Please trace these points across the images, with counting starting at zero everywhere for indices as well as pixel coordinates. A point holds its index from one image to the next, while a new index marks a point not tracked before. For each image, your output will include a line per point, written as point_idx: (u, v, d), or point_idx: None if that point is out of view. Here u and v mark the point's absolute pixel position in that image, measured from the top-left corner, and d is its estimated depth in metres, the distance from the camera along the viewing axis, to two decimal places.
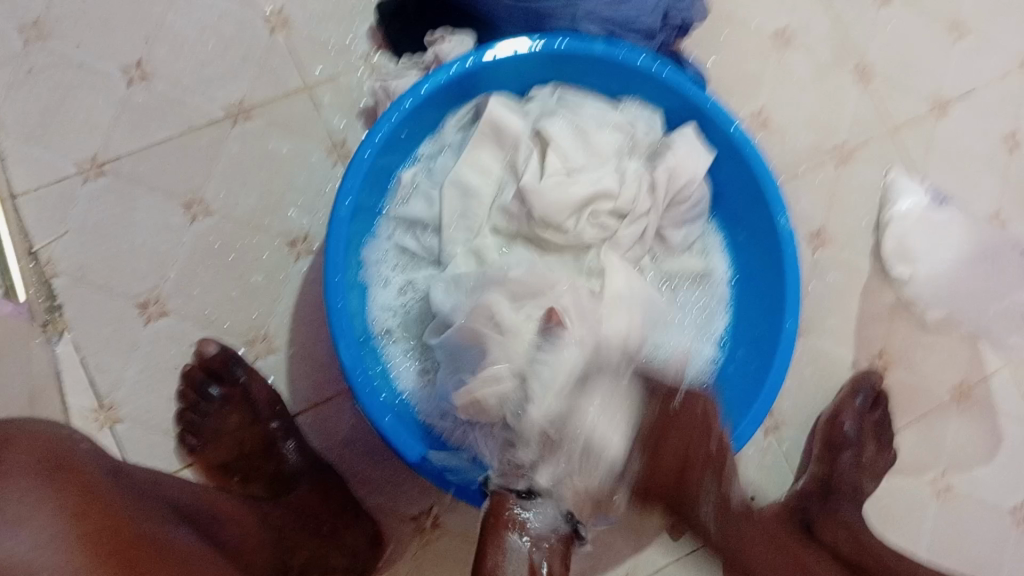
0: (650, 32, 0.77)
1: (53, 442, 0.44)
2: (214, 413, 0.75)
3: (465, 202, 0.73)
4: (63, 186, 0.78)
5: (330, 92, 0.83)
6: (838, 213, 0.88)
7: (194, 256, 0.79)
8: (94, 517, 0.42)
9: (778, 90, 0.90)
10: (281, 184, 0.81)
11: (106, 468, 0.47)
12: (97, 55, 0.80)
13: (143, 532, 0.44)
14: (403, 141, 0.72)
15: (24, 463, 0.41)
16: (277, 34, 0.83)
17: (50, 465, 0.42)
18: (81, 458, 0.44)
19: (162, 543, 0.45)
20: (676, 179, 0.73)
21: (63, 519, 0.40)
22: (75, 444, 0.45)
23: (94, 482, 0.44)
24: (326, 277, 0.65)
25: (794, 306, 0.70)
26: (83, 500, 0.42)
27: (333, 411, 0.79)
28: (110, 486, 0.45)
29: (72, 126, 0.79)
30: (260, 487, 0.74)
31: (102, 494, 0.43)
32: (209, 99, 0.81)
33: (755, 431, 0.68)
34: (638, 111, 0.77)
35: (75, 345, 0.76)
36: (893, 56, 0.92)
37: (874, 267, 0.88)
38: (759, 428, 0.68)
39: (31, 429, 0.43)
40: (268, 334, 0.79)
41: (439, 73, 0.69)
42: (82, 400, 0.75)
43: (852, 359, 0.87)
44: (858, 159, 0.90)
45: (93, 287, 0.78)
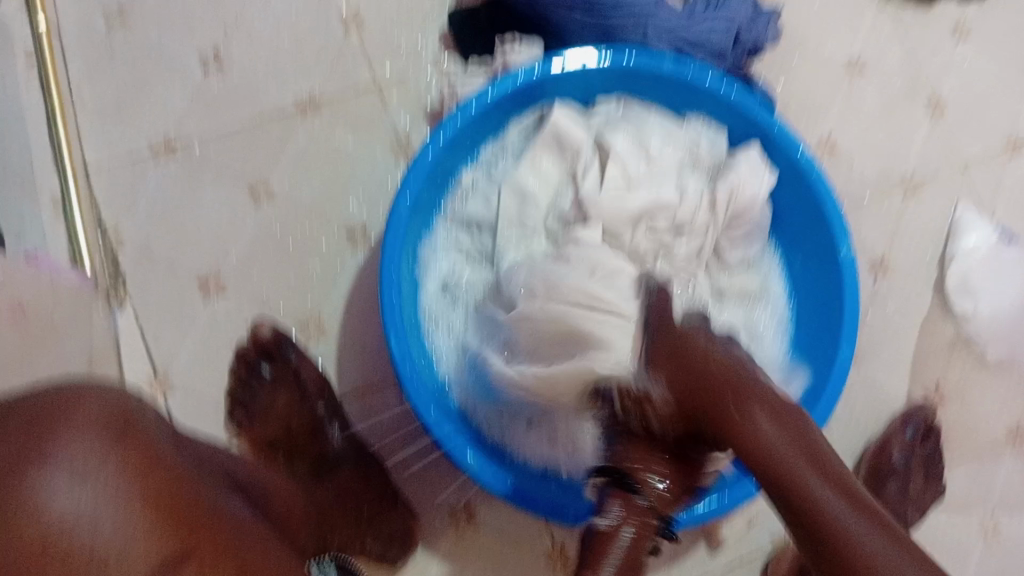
0: (721, 53, 0.77)
1: (122, 404, 0.42)
2: (263, 391, 0.77)
3: (525, 206, 0.73)
4: (136, 165, 0.81)
5: (398, 90, 0.84)
6: (900, 242, 0.87)
7: (255, 241, 0.81)
8: (159, 482, 0.40)
9: (846, 115, 0.89)
10: (343, 175, 0.82)
11: (165, 434, 0.46)
12: (175, 39, 0.82)
13: (201, 499, 0.42)
14: (467, 143, 0.73)
15: (93, 420, 0.39)
16: (351, 31, 0.84)
17: (120, 426, 0.40)
18: (143, 421, 0.43)
19: (219, 512, 0.44)
20: (737, 199, 0.72)
21: (129, 479, 0.39)
22: (139, 409, 0.44)
23: (159, 449, 0.42)
24: (381, 270, 0.66)
25: (850, 335, 0.69)
26: (147, 461, 0.40)
27: (377, 399, 0.79)
28: (173, 454, 0.44)
29: (148, 107, 0.82)
30: (305, 466, 0.74)
31: (167, 460, 0.42)
32: (280, 89, 0.83)
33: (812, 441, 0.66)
34: (702, 127, 0.76)
35: (136, 319, 0.79)
36: (969, 88, 0.90)
37: (935, 300, 0.86)
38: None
39: (99, 386, 0.42)
40: (321, 322, 0.80)
41: (506, 79, 0.70)
42: (138, 372, 0.78)
43: (905, 392, 0.85)
44: (924, 189, 0.88)
45: (156, 264, 0.80)
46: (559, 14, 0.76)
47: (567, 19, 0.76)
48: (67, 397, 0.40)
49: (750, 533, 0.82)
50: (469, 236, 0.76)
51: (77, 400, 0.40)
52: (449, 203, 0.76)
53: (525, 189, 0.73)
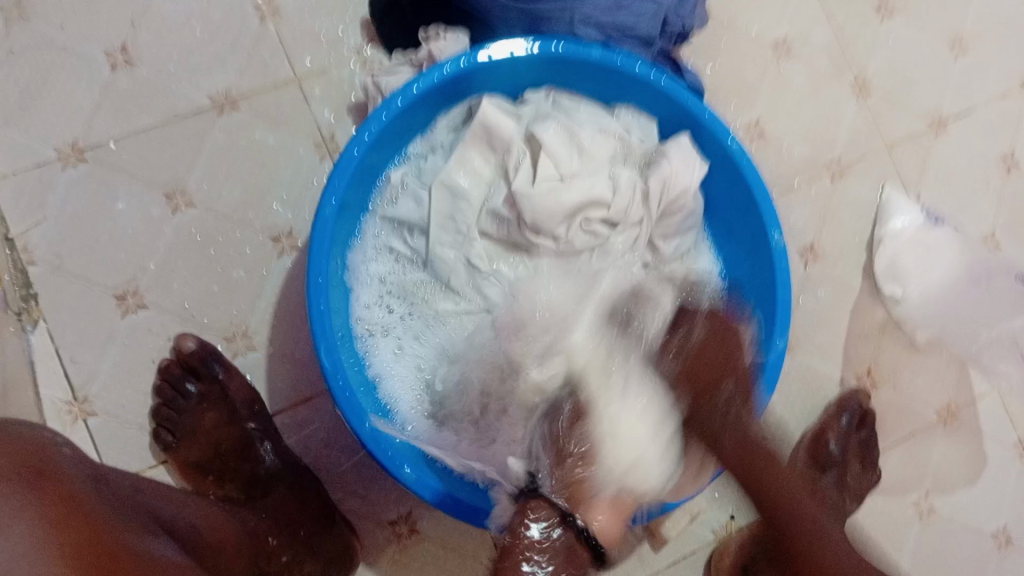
0: (648, 40, 0.76)
1: (35, 449, 0.41)
2: (191, 411, 0.74)
3: (456, 205, 0.71)
4: (42, 172, 0.76)
5: (318, 84, 0.81)
6: (830, 228, 0.87)
7: (174, 249, 0.77)
8: (80, 531, 0.39)
9: (776, 102, 0.89)
10: (265, 177, 0.79)
11: (82, 480, 0.45)
12: (80, 37, 0.77)
13: (123, 548, 0.41)
14: (394, 138, 0.70)
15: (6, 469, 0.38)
16: (267, 22, 0.80)
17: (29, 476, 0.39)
18: (61, 471, 0.42)
19: (138, 560, 0.42)
20: (669, 191, 0.72)
21: (46, 528, 0.37)
22: (54, 455, 0.43)
23: (75, 496, 0.41)
24: (308, 277, 0.63)
25: (783, 327, 0.68)
26: (61, 512, 0.39)
27: (309, 413, 0.77)
28: (89, 498, 0.43)
29: (51, 108, 0.77)
30: (234, 488, 0.73)
31: (82, 506, 0.41)
32: (194, 87, 0.79)
33: None
34: (633, 120, 0.76)
35: (50, 336, 0.75)
36: (893, 71, 0.91)
37: (865, 283, 0.87)
38: None
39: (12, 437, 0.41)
40: (248, 328, 0.77)
41: (431, 71, 0.67)
42: (53, 392, 0.74)
43: (841, 376, 0.86)
44: (853, 174, 0.89)
45: (69, 276, 0.76)
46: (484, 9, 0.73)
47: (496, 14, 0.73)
48: None
49: (692, 524, 0.82)
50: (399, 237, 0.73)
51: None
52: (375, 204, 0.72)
53: (455, 188, 0.71)
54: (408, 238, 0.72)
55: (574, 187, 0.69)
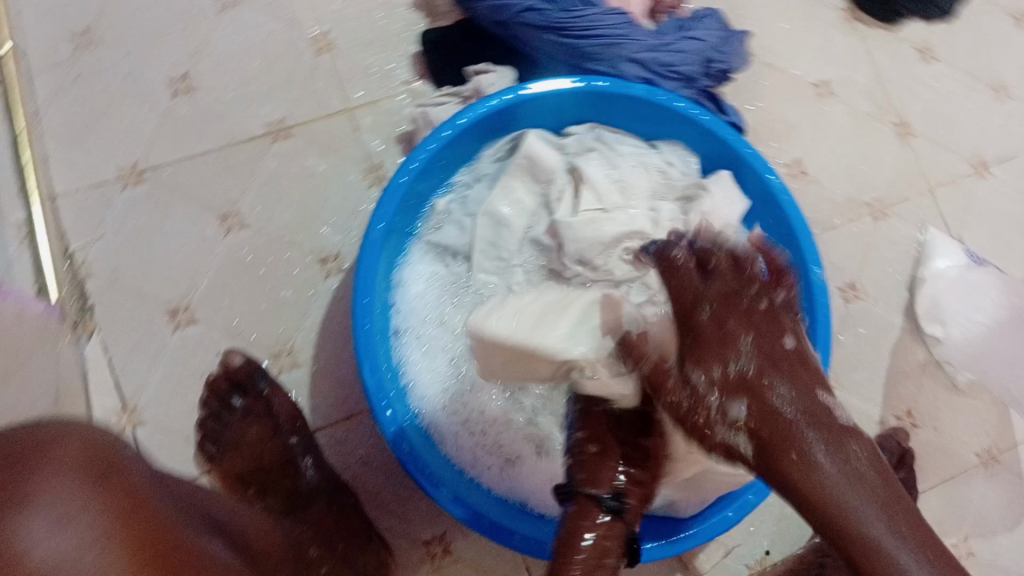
0: (690, 78, 0.77)
1: (101, 446, 0.41)
2: (235, 423, 0.75)
3: (498, 233, 0.73)
4: (103, 191, 0.80)
5: (372, 116, 0.83)
6: (870, 268, 0.88)
7: (224, 267, 0.80)
8: (137, 527, 0.39)
9: (815, 143, 0.90)
10: (315, 201, 0.81)
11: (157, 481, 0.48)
12: (144, 67, 0.83)
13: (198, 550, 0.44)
14: (440, 168, 0.73)
15: (71, 462, 0.38)
16: (323, 56, 0.85)
17: (99, 468, 0.39)
18: (124, 467, 0.42)
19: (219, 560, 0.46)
20: (710, 225, 0.73)
21: (107, 518, 0.37)
22: (120, 453, 0.43)
23: (138, 492, 0.41)
24: (355, 299, 0.65)
25: (823, 362, 0.67)
26: (131, 502, 0.40)
27: (352, 429, 0.78)
28: (159, 497, 0.44)
29: (113, 131, 0.82)
30: (276, 501, 0.72)
31: (147, 503, 0.41)
32: (251, 115, 0.83)
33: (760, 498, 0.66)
34: (673, 154, 0.77)
35: (103, 349, 0.77)
36: (932, 115, 0.93)
37: (905, 323, 0.87)
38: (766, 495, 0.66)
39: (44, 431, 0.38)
40: (292, 348, 0.79)
41: (478, 104, 0.70)
42: (102, 404, 0.75)
43: (880, 415, 0.85)
44: (894, 214, 0.89)
45: (124, 290, 0.78)
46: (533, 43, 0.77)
47: (543, 47, 0.76)
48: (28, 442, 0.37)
49: (727, 561, 0.81)
50: (440, 262, 0.75)
51: (54, 439, 0.39)
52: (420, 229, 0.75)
53: (498, 215, 0.73)
54: (451, 263, 0.75)
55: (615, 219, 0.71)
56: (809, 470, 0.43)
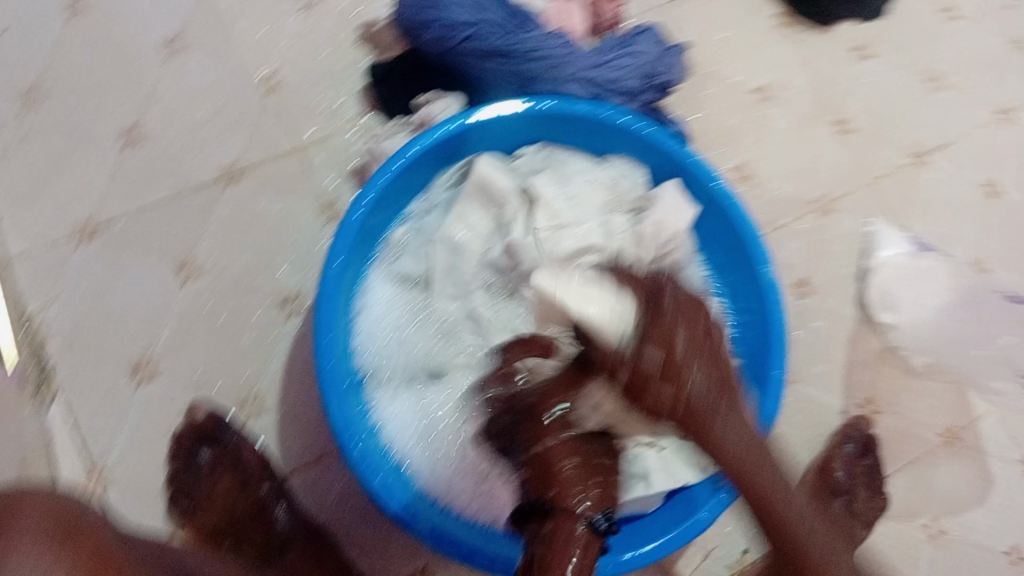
0: (632, 93, 0.79)
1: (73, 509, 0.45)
2: (204, 479, 0.76)
3: (456, 258, 0.74)
4: (57, 251, 0.80)
5: (324, 153, 0.83)
6: (819, 264, 0.90)
7: (184, 318, 0.79)
8: None
9: (761, 145, 0.92)
10: (272, 242, 0.81)
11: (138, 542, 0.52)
12: (92, 122, 0.83)
13: None
14: (392, 201, 0.73)
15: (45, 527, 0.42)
16: (270, 96, 0.84)
17: (61, 533, 0.43)
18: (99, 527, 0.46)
19: None
20: (659, 235, 0.75)
21: None
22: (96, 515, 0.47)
23: (105, 553, 0.44)
24: (317, 337, 0.65)
25: (779, 360, 0.69)
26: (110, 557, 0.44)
27: (324, 471, 0.78)
28: (124, 555, 0.47)
29: (64, 189, 0.81)
30: (251, 553, 0.74)
31: (116, 565, 0.44)
32: (202, 163, 0.82)
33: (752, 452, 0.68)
34: (622, 168, 0.78)
35: (68, 408, 0.77)
36: (873, 110, 0.95)
37: (857, 313, 0.89)
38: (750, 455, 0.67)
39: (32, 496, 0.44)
40: (259, 392, 0.79)
41: (424, 135, 0.71)
42: (70, 464, 0.75)
43: (842, 404, 0.87)
44: (838, 211, 0.92)
45: (84, 349, 0.78)
46: (475, 70, 0.77)
47: (485, 75, 0.77)
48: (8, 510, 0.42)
49: (707, 562, 0.83)
50: (403, 291, 0.75)
51: (16, 508, 0.42)
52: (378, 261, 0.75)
53: (454, 241, 0.73)
54: (412, 292, 0.75)
55: (567, 237, 0.73)
56: (727, 441, 0.56)
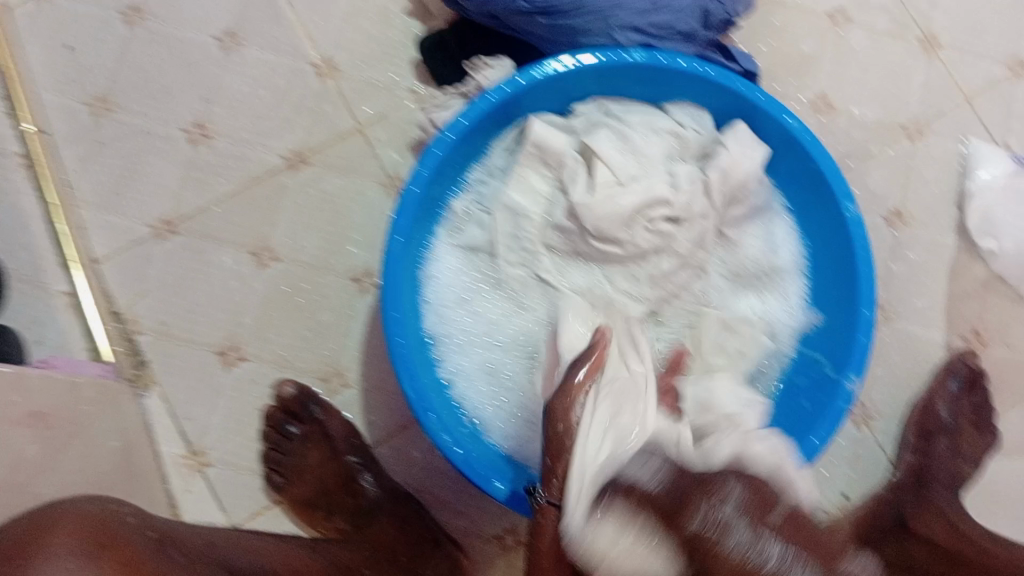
0: (690, 35, 0.75)
1: (103, 519, 0.46)
2: (295, 451, 0.76)
3: (517, 224, 0.73)
4: (140, 248, 0.79)
5: (382, 129, 0.81)
6: (914, 191, 0.84)
7: (267, 303, 0.79)
8: (114, 557, 0.44)
9: (840, 73, 0.86)
10: (338, 224, 0.80)
11: (156, 534, 0.49)
12: (158, 119, 0.81)
13: (195, 549, 0.52)
14: (451, 170, 0.73)
15: (71, 540, 0.43)
16: (326, 79, 0.82)
17: (97, 544, 0.44)
18: (127, 534, 0.46)
19: (191, 542, 0.53)
20: (730, 180, 0.71)
21: (83, 552, 0.43)
22: (121, 513, 0.48)
23: (138, 560, 0.45)
24: (385, 313, 0.65)
25: (869, 297, 0.67)
26: (120, 565, 0.43)
27: (408, 440, 0.78)
28: (158, 569, 0.46)
29: (141, 191, 0.80)
30: (344, 519, 0.74)
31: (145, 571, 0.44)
32: (266, 150, 0.81)
33: (843, 420, 0.65)
34: (685, 113, 0.76)
35: (168, 391, 0.78)
36: (961, 20, 0.86)
37: (959, 241, 0.83)
38: (840, 425, 0.65)
39: (84, 509, 0.46)
40: (344, 367, 0.78)
41: (479, 102, 0.69)
42: (175, 442, 0.77)
43: (945, 341, 0.82)
44: (930, 131, 0.85)
45: (175, 339, 0.78)
46: (519, 21, 0.73)
47: (530, 28, 0.74)
48: (55, 518, 0.44)
49: None
50: (471, 262, 0.75)
51: (53, 526, 0.43)
52: (444, 234, 0.75)
53: (515, 208, 0.73)
54: (480, 263, 0.75)
55: (633, 190, 0.70)
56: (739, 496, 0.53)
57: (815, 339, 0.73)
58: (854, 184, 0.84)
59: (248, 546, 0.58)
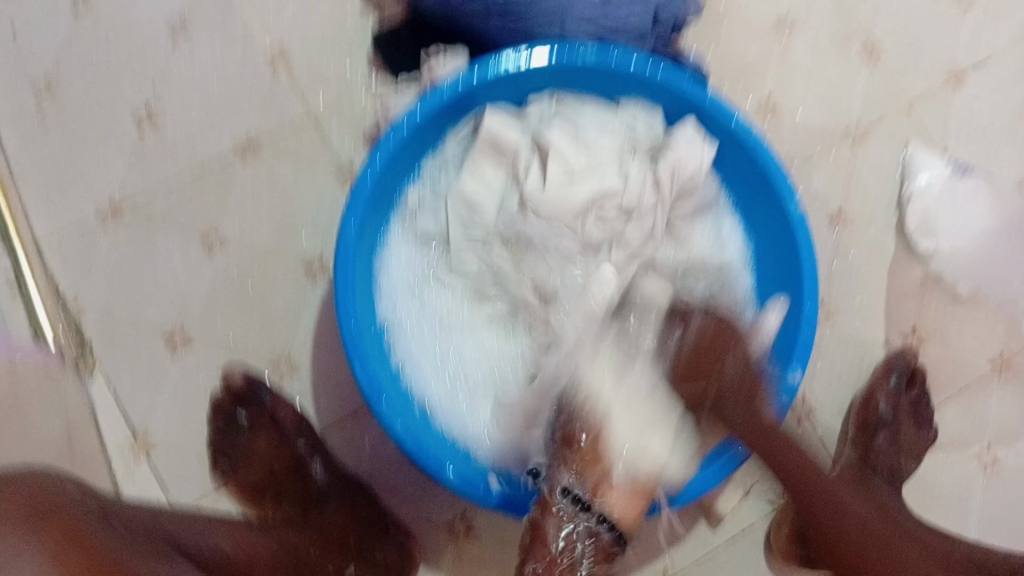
0: (641, 32, 0.76)
1: (45, 488, 0.44)
2: (243, 437, 0.75)
3: (472, 215, 0.74)
4: (85, 232, 0.79)
5: (336, 116, 0.81)
6: (855, 192, 0.87)
7: (215, 289, 0.78)
8: (58, 526, 0.42)
9: (786, 75, 0.88)
10: (290, 211, 0.79)
11: (98, 507, 0.48)
12: (106, 101, 0.80)
13: (138, 523, 0.51)
14: (406, 160, 0.73)
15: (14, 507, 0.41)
16: (278, 65, 0.81)
17: (41, 512, 0.43)
18: (69, 503, 0.45)
19: (134, 517, 0.52)
20: (680, 176, 0.72)
21: (27, 519, 0.41)
22: (63, 484, 0.47)
23: (81, 529, 0.44)
24: (337, 300, 0.65)
25: (812, 290, 0.69)
26: (64, 534, 0.42)
27: (358, 429, 0.78)
28: (101, 539, 0.45)
29: (86, 173, 0.80)
30: (292, 504, 0.73)
31: (88, 542, 0.43)
32: (217, 135, 0.80)
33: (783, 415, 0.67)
34: (637, 109, 0.76)
35: (113, 376, 0.77)
36: (906, 23, 0.88)
37: (898, 241, 0.86)
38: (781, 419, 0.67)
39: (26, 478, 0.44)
40: (293, 356, 0.78)
41: (433, 94, 0.69)
42: (120, 427, 0.76)
43: (884, 337, 0.85)
44: (872, 134, 0.87)
45: (122, 324, 0.78)
46: (475, 15, 0.74)
47: (486, 22, 0.75)
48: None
49: (748, 502, 0.81)
50: (425, 251, 0.76)
51: None
52: (399, 223, 0.75)
53: (470, 199, 0.74)
54: (434, 253, 0.76)
55: (585, 182, 0.72)
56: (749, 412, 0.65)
57: None
58: (799, 184, 0.86)
59: (191, 524, 0.57)
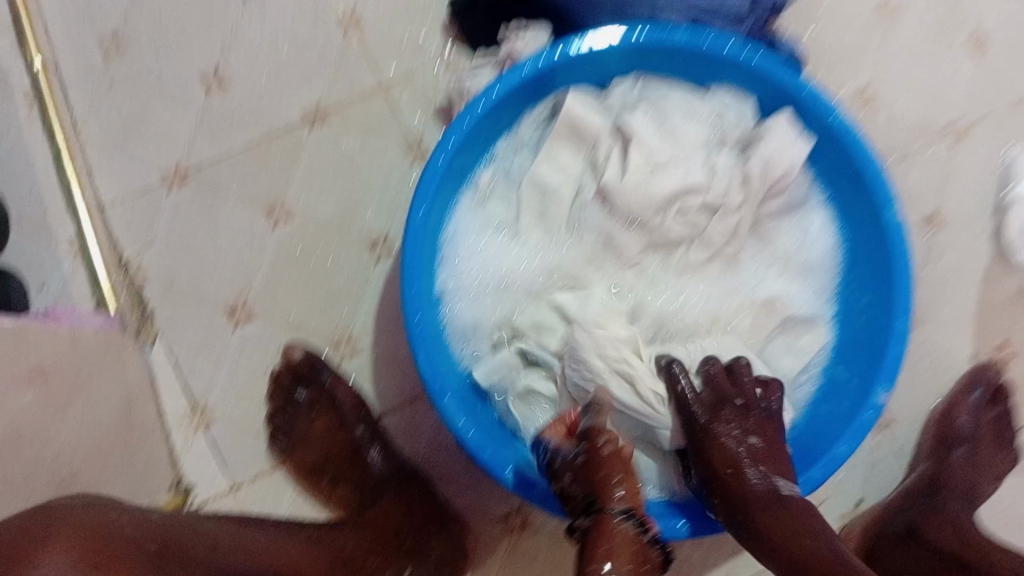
0: (738, 18, 0.71)
1: (94, 535, 0.43)
2: (303, 417, 0.75)
3: (545, 202, 0.71)
4: (149, 198, 0.77)
5: (407, 90, 0.78)
6: (950, 196, 0.81)
7: (278, 262, 0.76)
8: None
9: (885, 63, 0.82)
10: (357, 186, 0.77)
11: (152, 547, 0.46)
12: (172, 62, 0.77)
13: (193, 556, 0.49)
14: (480, 140, 0.70)
15: (62, 560, 0.40)
16: (350, 33, 0.78)
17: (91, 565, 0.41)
18: (119, 548, 0.43)
19: (190, 547, 0.50)
20: (770, 172, 0.68)
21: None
22: (114, 527, 0.45)
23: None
24: (402, 289, 0.63)
25: (903, 305, 0.65)
26: None
27: (416, 414, 0.76)
28: None
29: (151, 135, 0.77)
30: (350, 490, 0.75)
31: None
32: (285, 103, 0.77)
33: (865, 436, 0.64)
34: (729, 97, 0.71)
35: (172, 347, 0.75)
36: (1013, 19, 0.82)
37: (993, 251, 0.81)
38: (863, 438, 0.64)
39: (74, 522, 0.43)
40: (354, 333, 0.76)
41: (512, 73, 0.65)
42: (178, 399, 0.75)
43: (970, 350, 0.81)
44: (972, 134, 0.82)
45: (181, 294, 0.76)
46: None
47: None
48: (45, 535, 0.41)
49: None
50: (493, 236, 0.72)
51: (45, 543, 0.40)
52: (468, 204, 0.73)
53: (544, 184, 0.70)
54: None
55: (667, 176, 0.68)
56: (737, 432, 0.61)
57: (846, 342, 0.71)
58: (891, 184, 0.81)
59: (251, 546, 0.55)
